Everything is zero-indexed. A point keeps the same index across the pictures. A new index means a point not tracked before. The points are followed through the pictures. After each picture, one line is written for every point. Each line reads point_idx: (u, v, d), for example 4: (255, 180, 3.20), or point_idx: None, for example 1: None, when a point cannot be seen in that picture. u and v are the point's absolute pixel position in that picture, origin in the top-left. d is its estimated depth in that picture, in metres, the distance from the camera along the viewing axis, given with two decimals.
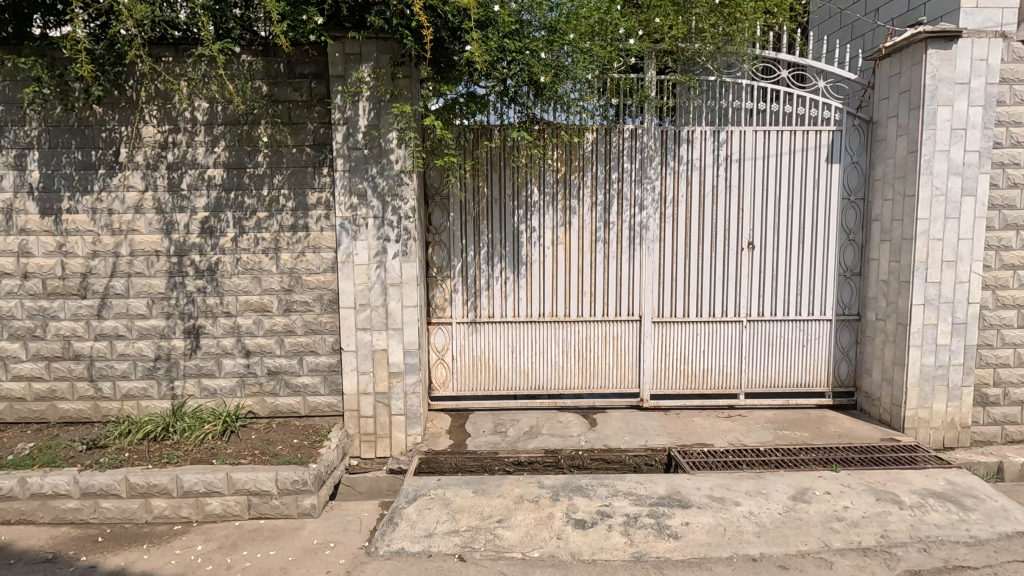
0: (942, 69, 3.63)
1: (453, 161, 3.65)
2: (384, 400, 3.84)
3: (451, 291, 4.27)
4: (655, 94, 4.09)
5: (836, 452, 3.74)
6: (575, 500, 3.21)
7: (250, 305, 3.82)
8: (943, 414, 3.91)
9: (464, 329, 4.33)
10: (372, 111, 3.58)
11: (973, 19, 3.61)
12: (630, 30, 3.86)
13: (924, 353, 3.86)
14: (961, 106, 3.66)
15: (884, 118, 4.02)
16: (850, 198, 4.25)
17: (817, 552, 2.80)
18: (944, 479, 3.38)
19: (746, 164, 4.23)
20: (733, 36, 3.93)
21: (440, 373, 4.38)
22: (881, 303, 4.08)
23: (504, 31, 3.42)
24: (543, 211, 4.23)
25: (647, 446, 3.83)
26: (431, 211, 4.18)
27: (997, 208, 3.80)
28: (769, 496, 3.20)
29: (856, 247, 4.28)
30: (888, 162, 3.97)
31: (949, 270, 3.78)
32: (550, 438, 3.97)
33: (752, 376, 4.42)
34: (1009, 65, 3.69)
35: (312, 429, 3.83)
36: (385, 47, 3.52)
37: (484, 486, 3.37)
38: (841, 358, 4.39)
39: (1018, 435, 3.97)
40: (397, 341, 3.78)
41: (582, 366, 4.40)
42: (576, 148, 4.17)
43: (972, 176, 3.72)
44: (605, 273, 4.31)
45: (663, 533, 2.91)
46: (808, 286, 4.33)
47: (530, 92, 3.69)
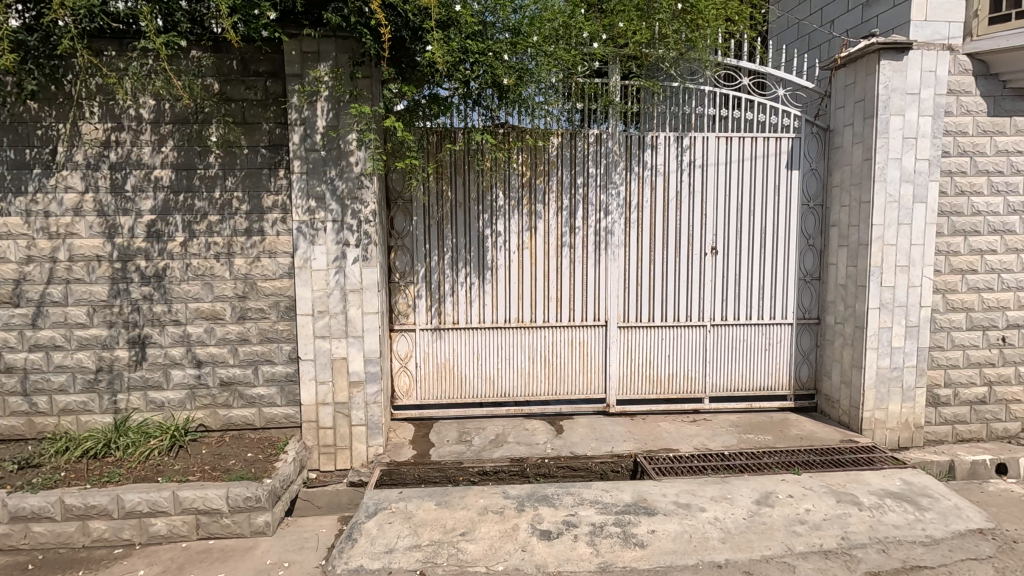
0: (895, 79, 3.74)
1: (414, 164, 3.56)
2: (343, 410, 3.70)
3: (414, 296, 4.17)
4: (620, 99, 4.09)
5: (798, 455, 3.78)
6: (541, 510, 3.15)
7: (201, 313, 3.64)
8: (898, 415, 4.00)
9: (428, 336, 4.23)
10: (331, 112, 3.46)
11: (922, 31, 3.74)
12: (594, 35, 3.86)
13: (879, 356, 3.95)
14: (912, 115, 3.77)
15: (841, 126, 4.11)
16: (809, 204, 4.34)
17: (781, 556, 2.80)
18: (900, 479, 3.45)
19: (709, 170, 4.26)
20: (696, 43, 3.95)
21: (404, 381, 4.26)
22: (840, 307, 4.17)
23: (467, 32, 3.35)
24: (509, 215, 4.17)
25: (613, 453, 3.80)
26: (393, 215, 4.08)
27: (946, 215, 3.92)
28: (734, 501, 3.21)
29: (815, 252, 4.37)
30: (845, 169, 4.07)
31: (903, 275, 3.89)
32: (516, 446, 3.90)
33: (717, 379, 4.45)
34: (957, 77, 3.82)
35: (268, 441, 3.66)
36: (344, 46, 3.41)
37: (448, 498, 3.27)
38: (802, 361, 4.47)
39: (968, 434, 4.09)
40: (357, 349, 3.66)
41: (548, 372, 4.35)
42: (541, 152, 4.14)
43: (923, 184, 3.83)
44: (571, 279, 4.28)
45: (629, 542, 2.87)
46: (770, 289, 4.40)
47: (493, 94, 3.63)
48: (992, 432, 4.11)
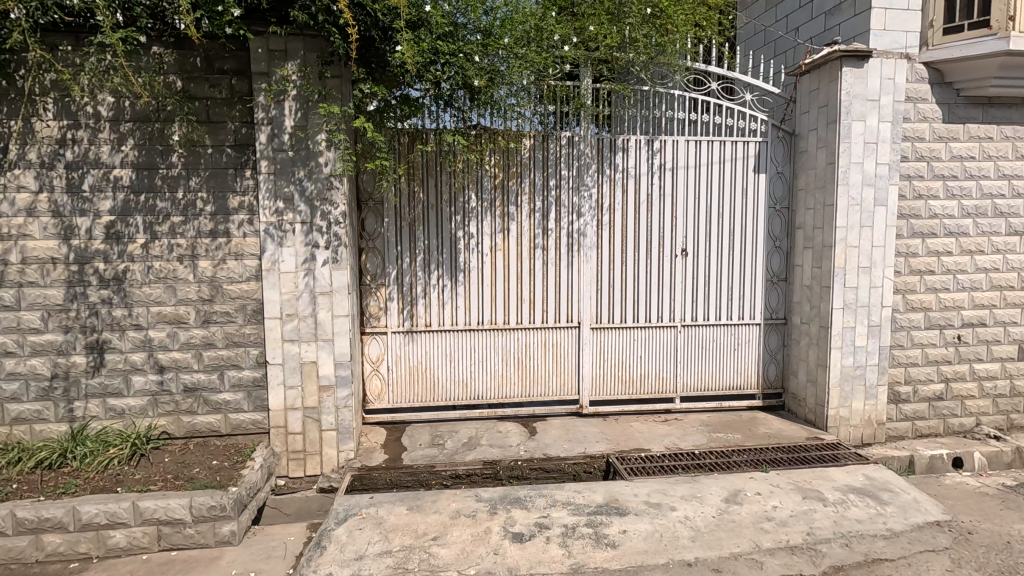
0: (856, 86, 3.85)
1: (385, 164, 3.52)
2: (313, 416, 3.63)
3: (386, 299, 4.12)
4: (591, 102, 4.13)
5: (766, 453, 3.86)
6: (513, 513, 3.14)
7: (164, 317, 3.53)
8: (862, 413, 4.12)
9: (401, 339, 4.19)
10: (299, 111, 3.40)
11: (882, 40, 3.86)
12: (565, 37, 3.87)
13: (844, 355, 4.06)
14: (873, 121, 3.89)
15: (806, 131, 4.22)
16: (775, 207, 4.44)
17: (749, 553, 2.84)
18: (863, 474, 3.55)
19: (679, 173, 4.32)
20: (665, 47, 4.01)
21: (376, 385, 4.21)
22: (805, 307, 4.27)
23: (438, 32, 3.32)
24: (481, 217, 4.16)
25: (586, 454, 3.82)
26: (364, 216, 4.03)
27: (906, 218, 4.05)
28: (704, 500, 3.25)
29: (782, 254, 4.48)
30: (810, 173, 4.17)
31: (865, 276, 4.00)
32: (489, 449, 3.88)
33: (688, 379, 4.51)
34: (914, 85, 3.95)
35: (235, 448, 3.57)
36: (312, 45, 3.35)
37: (420, 502, 3.24)
38: (770, 361, 4.57)
39: (927, 429, 4.24)
40: (327, 353, 3.60)
41: (521, 374, 4.35)
42: (513, 155, 4.14)
43: (883, 188, 3.95)
44: (544, 280, 4.29)
45: (601, 542, 2.88)
46: (738, 290, 4.47)
47: (465, 95, 3.61)
48: (949, 428, 4.26)
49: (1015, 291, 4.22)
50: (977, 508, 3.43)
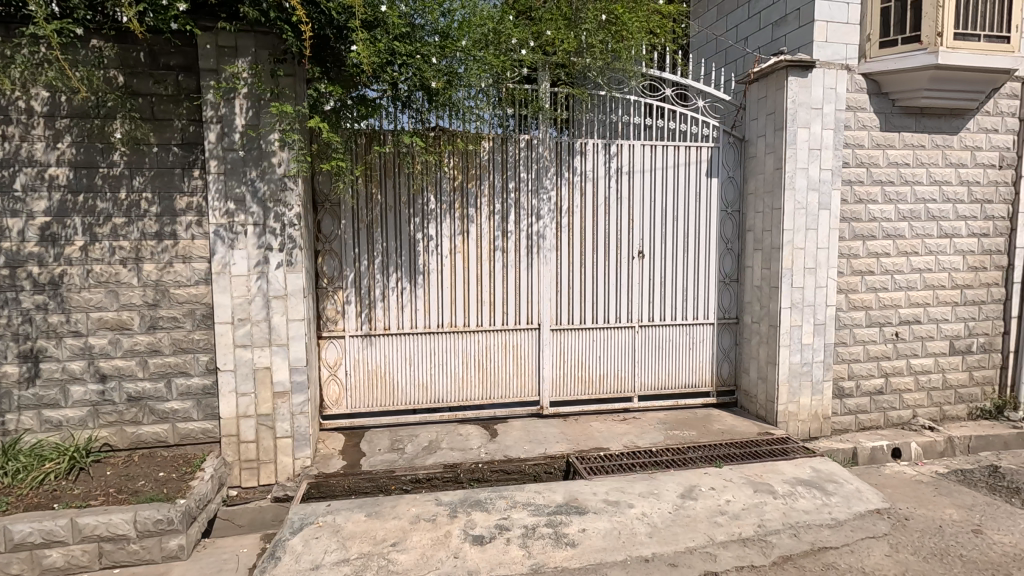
0: (801, 95, 4.01)
1: (341, 165, 3.47)
2: (267, 423, 3.53)
3: (343, 302, 4.05)
4: (549, 106, 4.18)
5: (720, 449, 3.97)
6: (473, 515, 3.13)
7: (105, 324, 3.37)
8: (809, 407, 4.29)
9: (358, 343, 4.12)
10: (250, 110, 3.30)
11: (824, 51, 4.05)
12: (523, 41, 3.90)
13: (792, 352, 4.22)
14: (816, 129, 4.07)
15: (755, 137, 4.38)
16: (727, 210, 4.59)
17: (703, 547, 2.92)
18: (810, 467, 3.70)
19: (636, 176, 4.41)
20: (621, 53, 4.10)
21: (333, 390, 4.13)
22: (756, 307, 4.43)
23: (394, 33, 3.30)
24: (440, 219, 4.14)
25: (546, 454, 3.84)
26: (320, 218, 3.95)
27: (848, 221, 4.25)
28: (660, 496, 3.32)
29: (733, 256, 4.63)
30: (759, 177, 4.33)
31: (811, 277, 4.18)
32: (449, 452, 3.86)
33: (646, 379, 4.60)
34: (854, 95, 4.16)
35: (183, 459, 3.43)
36: (264, 42, 3.27)
37: (379, 508, 3.19)
38: (723, 359, 4.71)
39: (868, 422, 4.45)
40: (281, 358, 3.50)
41: (482, 376, 4.34)
42: (472, 157, 4.14)
43: (827, 192, 4.14)
44: (504, 282, 4.30)
45: (561, 542, 2.91)
46: (693, 291, 4.60)
47: (423, 97, 3.59)
48: (888, 420, 4.50)
49: (946, 290, 4.49)
50: (913, 495, 3.63)
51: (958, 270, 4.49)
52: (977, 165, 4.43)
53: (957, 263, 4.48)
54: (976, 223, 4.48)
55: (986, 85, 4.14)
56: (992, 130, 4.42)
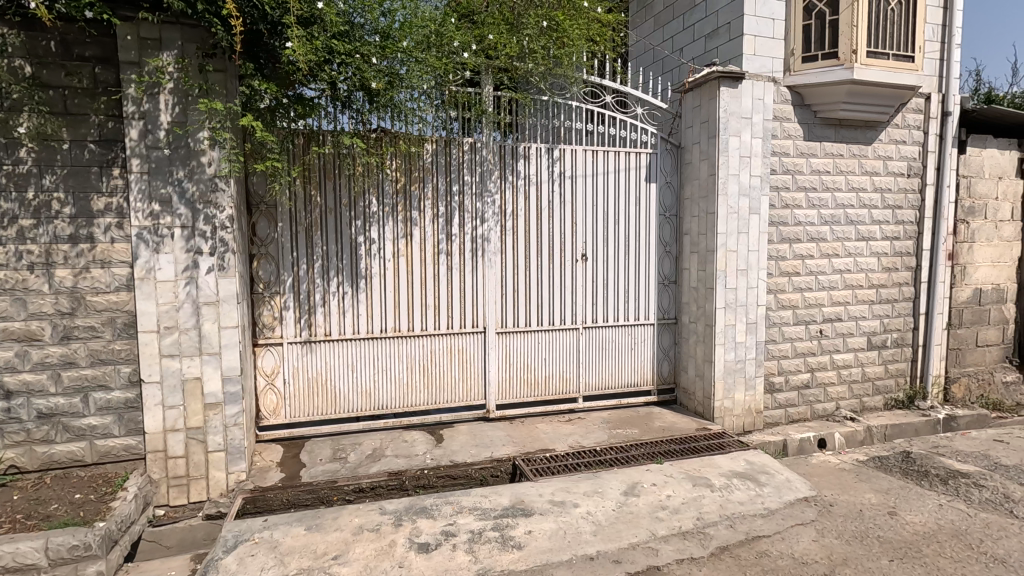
0: (732, 104, 4.21)
1: (276, 166, 3.34)
2: (197, 436, 3.34)
3: (281, 308, 3.90)
4: (492, 109, 4.19)
5: (661, 445, 4.09)
6: (419, 523, 3.08)
7: (12, 335, 3.09)
8: (742, 403, 4.50)
9: (298, 349, 3.97)
10: (177, 107, 3.13)
11: (752, 64, 4.27)
12: (466, 44, 3.90)
13: (727, 350, 4.41)
14: (746, 137, 4.28)
15: (690, 144, 4.56)
16: (665, 214, 4.75)
17: (645, 542, 3.00)
18: (744, 459, 3.88)
19: (578, 181, 4.49)
20: (562, 59, 4.18)
21: (271, 400, 3.97)
22: (693, 307, 4.60)
23: (332, 30, 3.21)
24: (383, 222, 4.06)
25: (492, 458, 3.83)
26: (255, 220, 3.79)
27: (775, 225, 4.49)
28: (604, 495, 3.38)
29: (671, 258, 4.80)
30: (694, 183, 4.52)
31: (743, 278, 4.38)
32: (394, 460, 3.78)
33: (590, 379, 4.68)
34: (780, 106, 4.40)
35: (103, 479, 3.19)
36: (191, 35, 3.12)
37: (319, 521, 3.08)
38: (663, 358, 4.87)
39: (797, 415, 4.71)
40: (213, 367, 3.33)
41: (427, 381, 4.29)
42: (415, 159, 4.08)
43: (757, 197, 4.36)
44: (448, 286, 4.26)
45: (507, 545, 2.90)
46: (634, 292, 4.72)
47: (364, 97, 3.51)
48: (815, 412, 4.78)
49: (864, 290, 4.82)
50: (837, 482, 3.87)
51: (873, 271, 4.84)
52: (888, 174, 4.79)
53: (873, 264, 4.82)
54: (889, 227, 4.84)
55: (894, 100, 4.49)
56: (901, 142, 4.79)
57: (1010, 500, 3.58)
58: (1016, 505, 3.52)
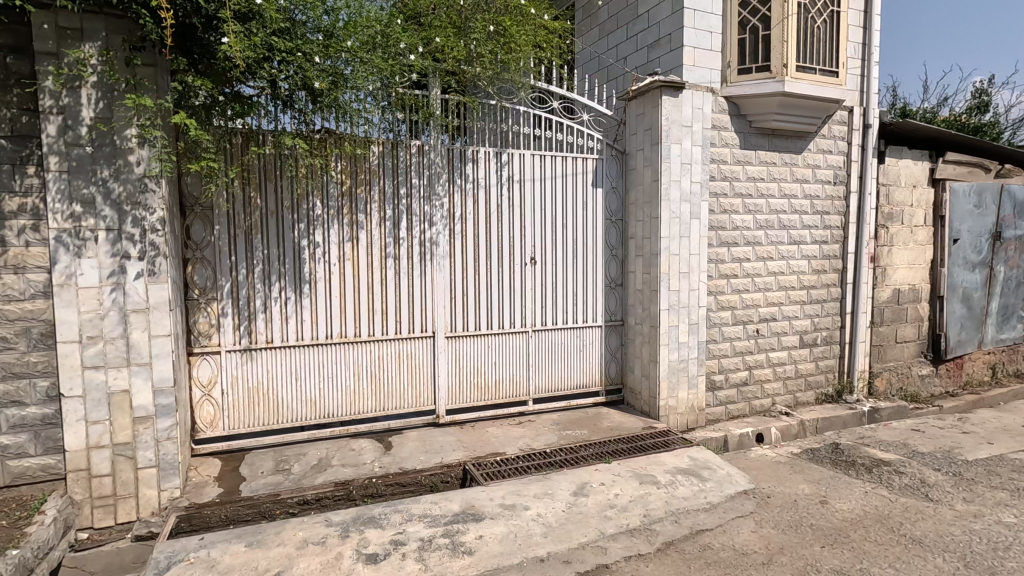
0: (674, 113, 4.36)
1: (212, 167, 3.19)
2: (126, 453, 3.13)
3: (218, 315, 3.73)
4: (440, 112, 4.16)
5: (609, 445, 4.17)
6: (367, 533, 3.00)
7: None
8: (686, 401, 4.65)
9: (237, 358, 3.80)
10: (101, 102, 2.94)
11: (692, 75, 4.44)
12: (412, 46, 3.86)
13: (671, 350, 4.55)
14: (687, 145, 4.44)
15: (634, 150, 4.69)
16: (612, 219, 4.87)
17: (594, 541, 3.05)
18: (688, 456, 4.01)
19: (526, 185, 4.53)
20: (509, 64, 4.23)
21: (207, 412, 3.77)
22: (639, 309, 4.73)
23: (272, 27, 3.10)
24: (328, 226, 3.95)
25: (442, 464, 3.79)
26: (189, 223, 3.60)
27: (715, 230, 4.68)
28: (554, 496, 3.41)
29: (618, 261, 4.92)
30: (638, 188, 4.65)
31: (685, 280, 4.54)
32: (340, 469, 3.67)
33: (540, 382, 4.71)
34: (718, 115, 4.59)
35: (17, 504, 2.94)
36: (117, 26, 2.94)
37: (261, 536, 2.95)
38: (610, 359, 4.97)
39: (737, 411, 4.92)
40: (143, 379, 3.14)
41: (375, 388, 4.20)
42: (361, 161, 4.01)
43: (697, 203, 4.53)
44: (397, 291, 4.19)
45: (457, 551, 2.88)
46: (583, 295, 4.80)
47: (306, 97, 3.42)
48: (753, 408, 5.00)
49: (796, 291, 5.09)
50: (773, 475, 4.06)
51: (805, 273, 5.11)
52: (817, 181, 5.08)
53: (804, 266, 5.10)
54: (817, 232, 5.13)
55: (821, 112, 4.78)
56: (828, 151, 5.10)
57: (926, 485, 3.87)
58: (931, 489, 3.81)
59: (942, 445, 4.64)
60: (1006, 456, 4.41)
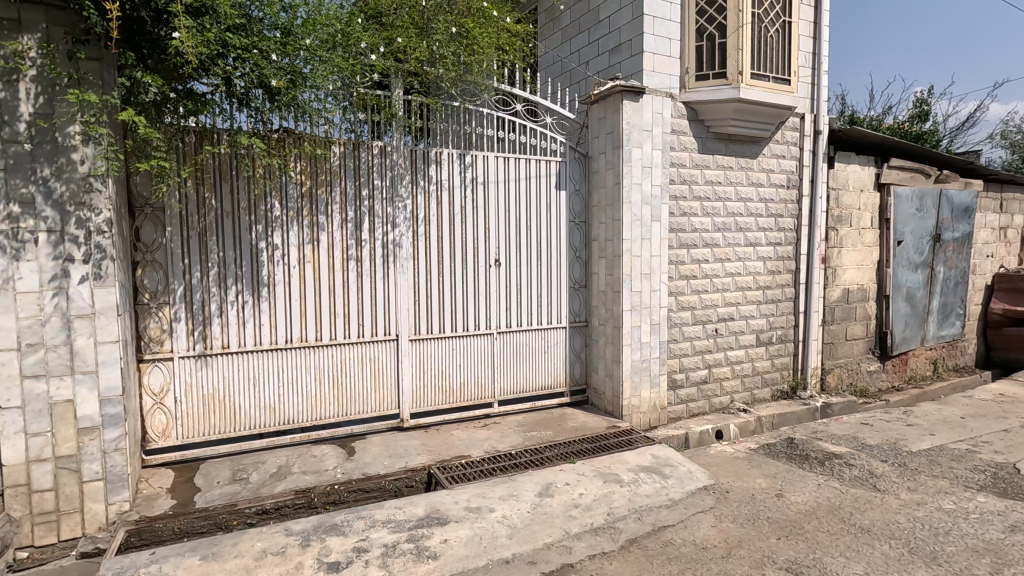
0: (634, 117, 4.44)
1: (163, 166, 3.07)
2: (69, 466, 2.98)
3: (170, 320, 3.59)
4: (403, 113, 4.13)
5: (574, 445, 4.20)
6: (329, 541, 2.94)
7: None
8: (648, 400, 4.74)
9: (191, 364, 3.67)
10: (40, 96, 2.79)
11: (652, 80, 4.54)
12: (374, 46, 3.82)
13: (633, 350, 4.63)
14: (648, 149, 4.53)
15: (597, 154, 4.75)
16: (575, 221, 4.92)
17: (559, 541, 3.07)
18: (651, 454, 4.08)
19: (490, 187, 4.54)
20: (472, 66, 4.22)
21: (159, 421, 3.62)
22: (602, 310, 4.79)
23: (226, 23, 3.01)
24: (287, 227, 3.86)
25: (406, 468, 3.75)
26: (138, 224, 3.46)
27: (675, 232, 4.79)
28: (519, 497, 3.42)
29: (581, 263, 4.98)
30: (601, 191, 4.72)
31: (646, 282, 4.63)
32: (301, 476, 3.59)
33: (505, 384, 4.72)
34: (677, 120, 4.70)
35: None
36: (59, 18, 2.81)
37: (217, 548, 2.85)
38: (575, 360, 5.01)
39: (697, 409, 5.04)
40: (88, 388, 2.99)
41: (337, 393, 4.12)
42: (322, 161, 3.93)
43: (658, 206, 4.63)
44: (359, 293, 4.12)
45: (422, 556, 2.85)
46: (547, 297, 4.83)
47: (263, 95, 3.33)
48: (712, 405, 5.13)
49: (753, 291, 5.26)
50: (732, 470, 4.18)
51: (761, 274, 5.28)
52: (771, 185, 5.26)
53: (760, 267, 5.27)
54: (772, 234, 5.31)
55: (774, 118, 4.95)
56: (781, 156, 5.29)
57: (874, 476, 4.05)
58: (879, 479, 3.99)
59: (888, 437, 4.86)
60: (946, 446, 4.66)
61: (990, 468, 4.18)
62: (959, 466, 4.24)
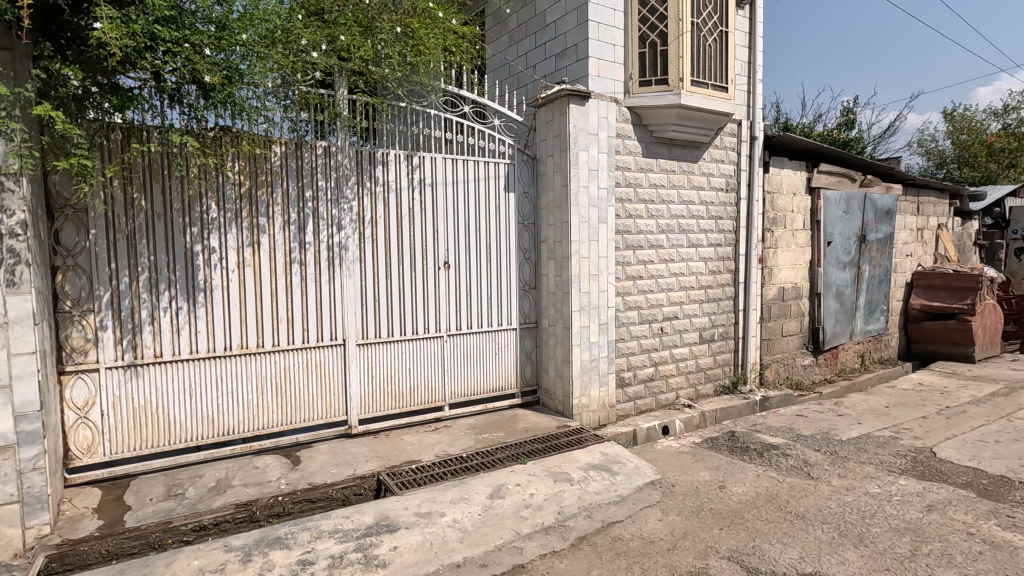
0: (581, 121, 4.52)
1: (85, 164, 2.88)
2: None
3: (95, 328, 3.37)
4: (347, 113, 4.04)
5: (525, 446, 4.22)
6: (272, 555, 2.83)
7: None
8: (597, 399, 4.82)
9: (119, 375, 3.45)
10: None
11: (598, 85, 4.63)
12: (316, 44, 3.71)
13: (583, 350, 4.70)
14: (594, 152, 4.62)
15: (545, 156, 4.80)
16: (524, 223, 4.95)
17: (510, 542, 3.08)
18: (600, 451, 4.15)
19: (438, 188, 4.50)
20: (419, 67, 4.18)
21: (84, 436, 3.39)
22: (552, 311, 4.84)
23: (155, 14, 2.86)
24: (224, 229, 3.70)
25: (355, 475, 3.66)
26: (58, 226, 3.23)
27: (621, 234, 4.90)
28: (470, 500, 3.40)
29: (531, 265, 5.01)
30: (549, 193, 4.77)
31: (595, 282, 4.71)
32: (242, 489, 3.44)
33: (455, 386, 4.69)
34: (622, 124, 4.81)
35: None
36: None
37: (148, 569, 2.69)
38: (525, 361, 5.04)
39: (644, 406, 5.17)
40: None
41: (280, 400, 3.98)
42: (262, 161, 3.79)
43: (604, 208, 4.72)
44: (303, 298, 4.00)
45: (371, 565, 2.79)
46: (497, 298, 4.84)
47: (197, 92, 3.19)
48: (659, 402, 5.27)
49: (695, 290, 5.45)
50: (677, 464, 4.31)
51: (703, 274, 5.48)
52: (711, 189, 5.46)
53: (702, 268, 5.46)
54: (713, 235, 5.52)
55: (713, 124, 5.15)
56: (721, 161, 5.50)
57: (808, 464, 4.27)
58: (812, 467, 4.21)
59: (821, 427, 5.14)
60: (872, 434, 4.97)
61: (910, 453, 4.49)
62: (884, 452, 4.53)
